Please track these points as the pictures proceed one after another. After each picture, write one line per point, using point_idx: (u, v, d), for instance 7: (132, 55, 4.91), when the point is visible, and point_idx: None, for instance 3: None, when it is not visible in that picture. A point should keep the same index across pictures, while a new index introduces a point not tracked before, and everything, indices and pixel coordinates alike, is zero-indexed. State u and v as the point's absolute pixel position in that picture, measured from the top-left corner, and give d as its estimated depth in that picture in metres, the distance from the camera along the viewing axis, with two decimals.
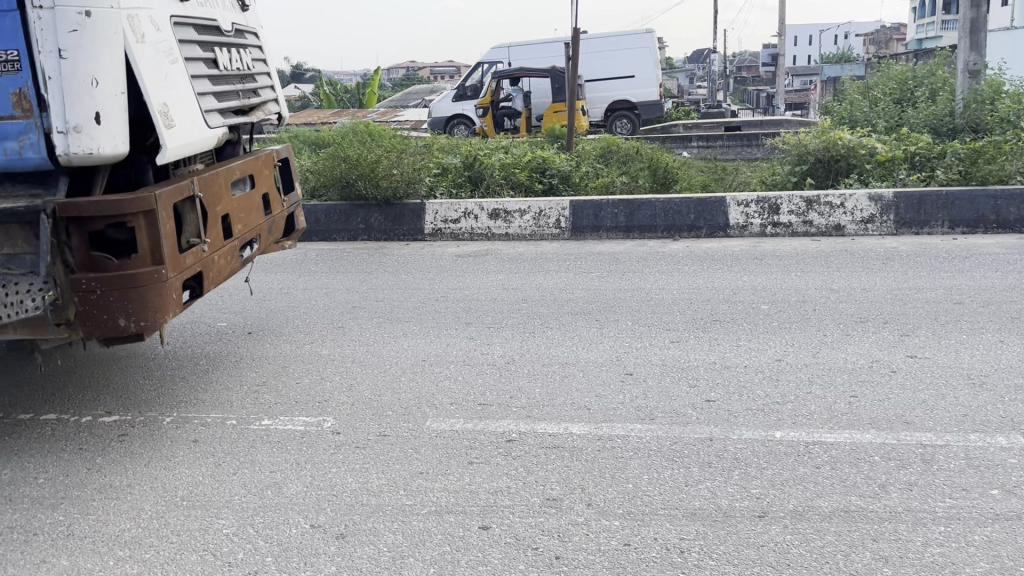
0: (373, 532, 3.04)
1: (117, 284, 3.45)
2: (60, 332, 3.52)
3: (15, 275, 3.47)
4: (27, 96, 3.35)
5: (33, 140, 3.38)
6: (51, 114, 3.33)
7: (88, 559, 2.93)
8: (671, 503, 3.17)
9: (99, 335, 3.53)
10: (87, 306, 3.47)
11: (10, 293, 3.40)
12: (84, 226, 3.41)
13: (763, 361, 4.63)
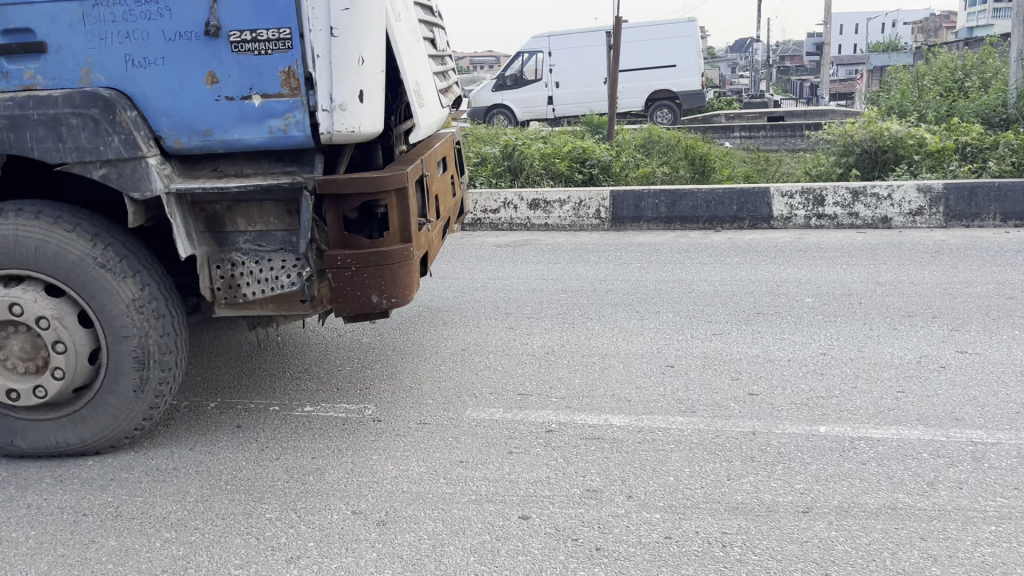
0: (413, 520, 3.06)
1: (370, 262, 3.42)
2: (305, 309, 3.55)
3: (267, 251, 3.50)
4: (295, 74, 3.32)
5: (298, 119, 3.35)
6: (318, 92, 3.33)
7: (135, 540, 2.99)
8: (712, 497, 3.13)
9: (350, 312, 3.50)
10: (341, 283, 3.45)
11: (266, 269, 3.47)
12: (339, 203, 3.41)
13: (808, 355, 4.56)
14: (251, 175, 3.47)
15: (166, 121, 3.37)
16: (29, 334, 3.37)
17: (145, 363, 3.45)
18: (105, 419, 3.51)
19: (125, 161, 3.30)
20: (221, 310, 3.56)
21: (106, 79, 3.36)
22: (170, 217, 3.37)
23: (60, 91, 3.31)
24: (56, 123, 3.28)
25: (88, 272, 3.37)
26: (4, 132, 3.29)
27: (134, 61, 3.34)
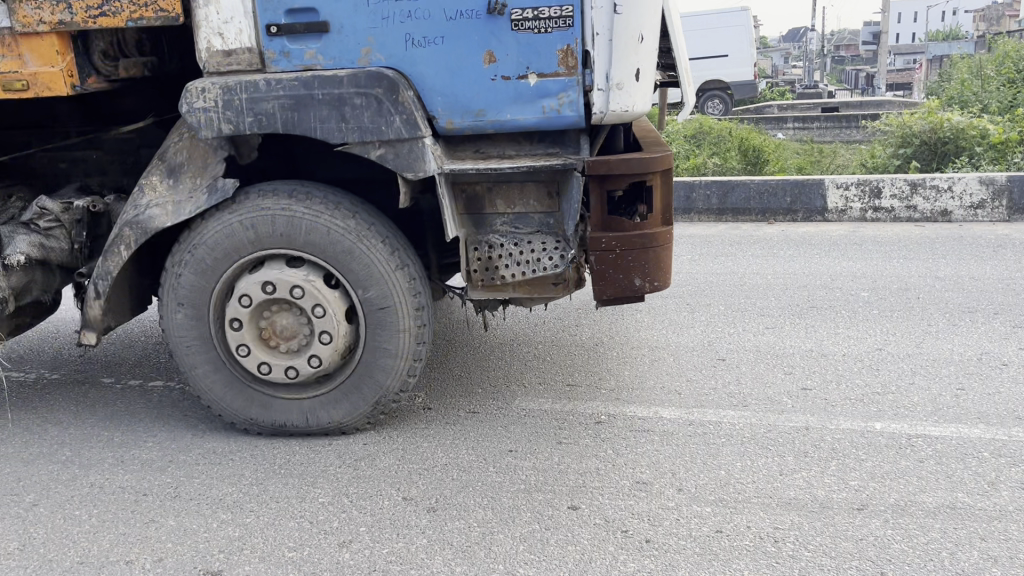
0: (463, 507, 3.08)
1: (638, 243, 3.44)
2: (556, 292, 3.55)
3: (523, 234, 3.51)
4: (574, 53, 3.28)
5: (572, 99, 3.32)
6: (595, 71, 3.29)
7: (193, 521, 3.06)
8: (764, 492, 3.10)
9: (610, 296, 3.51)
10: (604, 267, 3.46)
11: (526, 251, 3.48)
12: (604, 184, 3.38)
13: (863, 350, 4.47)
14: (516, 156, 3.46)
15: (441, 101, 3.38)
16: (292, 341, 3.52)
17: (277, 426, 3.65)
18: (221, 393, 3.65)
19: (404, 141, 3.35)
20: (475, 293, 3.57)
21: (386, 59, 3.36)
22: (441, 198, 3.42)
23: (343, 71, 3.34)
24: (340, 103, 3.33)
25: (373, 391, 3.56)
26: (287, 111, 3.35)
27: (414, 40, 3.33)
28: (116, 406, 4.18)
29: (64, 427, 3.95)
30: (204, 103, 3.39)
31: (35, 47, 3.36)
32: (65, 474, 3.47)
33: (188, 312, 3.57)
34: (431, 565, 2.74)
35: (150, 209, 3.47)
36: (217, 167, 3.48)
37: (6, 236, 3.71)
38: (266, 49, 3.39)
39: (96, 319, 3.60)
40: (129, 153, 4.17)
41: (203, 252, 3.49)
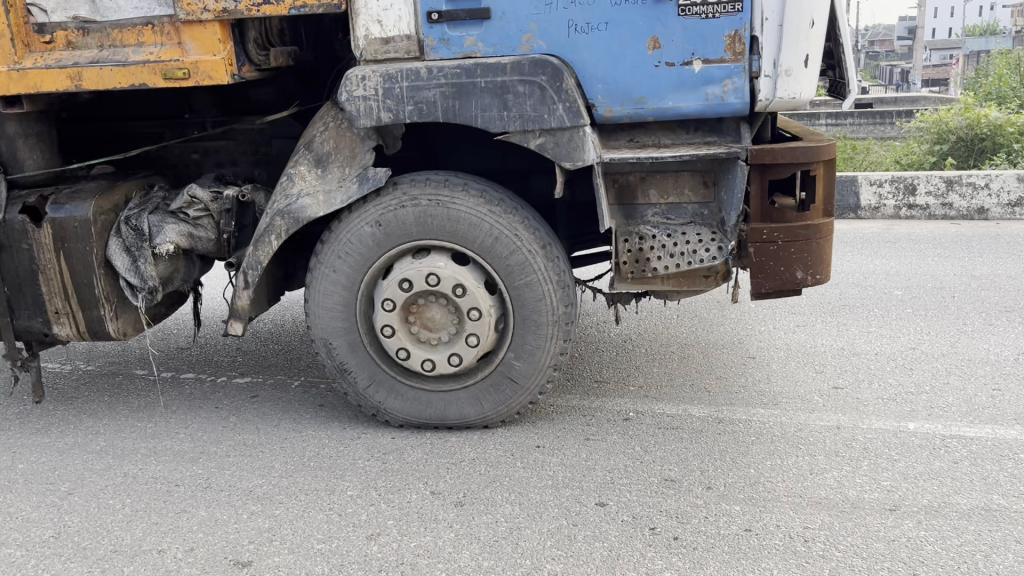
0: (491, 502, 3.08)
1: (800, 236, 3.42)
2: (706, 284, 3.52)
3: (676, 225, 3.47)
4: (741, 38, 3.20)
5: (738, 86, 3.24)
6: (763, 57, 3.21)
7: (224, 512, 3.09)
8: (795, 491, 3.07)
9: (769, 289, 3.49)
10: (764, 258, 3.44)
11: (680, 242, 3.44)
12: (765, 173, 3.35)
13: (896, 349, 4.41)
14: (671, 145, 3.40)
15: (601, 88, 3.32)
16: (422, 332, 3.54)
17: (341, 365, 3.63)
18: (325, 313, 3.60)
19: (565, 130, 3.31)
20: (622, 284, 3.54)
21: (547, 46, 3.30)
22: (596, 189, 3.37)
23: (506, 58, 3.30)
24: (503, 91, 3.30)
25: (433, 417, 3.63)
26: (449, 99, 3.34)
27: (576, 26, 3.27)
28: (148, 398, 4.25)
29: (96, 418, 4.03)
30: (364, 91, 3.39)
31: (197, 36, 3.39)
32: (100, 463, 3.53)
33: (378, 238, 3.48)
34: (458, 559, 2.75)
35: (302, 197, 3.48)
36: (364, 156, 3.48)
37: (154, 225, 3.74)
38: (426, 36, 3.35)
39: (244, 308, 3.62)
40: (263, 144, 4.13)
41: (446, 213, 3.44)
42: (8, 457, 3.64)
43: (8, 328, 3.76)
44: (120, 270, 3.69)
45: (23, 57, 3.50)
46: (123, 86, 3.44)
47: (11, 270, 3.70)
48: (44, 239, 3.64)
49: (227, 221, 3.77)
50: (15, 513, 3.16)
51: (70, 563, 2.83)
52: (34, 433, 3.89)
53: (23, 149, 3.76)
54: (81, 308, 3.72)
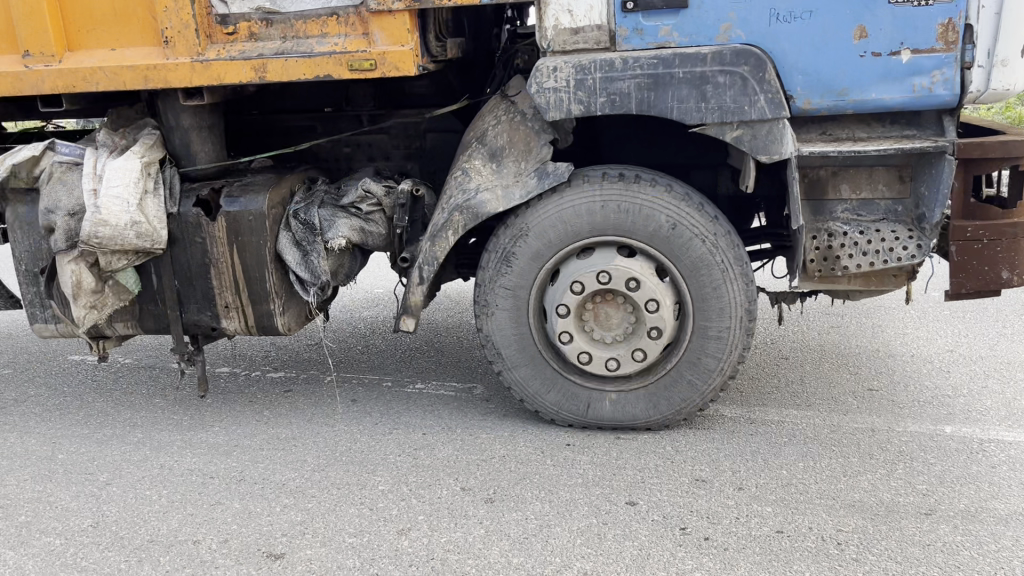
0: (520, 499, 3.09)
1: (1007, 233, 3.26)
2: (896, 283, 3.37)
3: (867, 222, 3.34)
4: (956, 26, 3.05)
5: (949, 77, 3.09)
6: (978, 47, 3.05)
7: (257, 504, 3.14)
8: (827, 493, 3.04)
9: (970, 289, 3.32)
10: (966, 257, 3.29)
11: (872, 239, 3.30)
12: (970, 167, 3.23)
13: (933, 351, 4.35)
14: (869, 139, 3.25)
15: (801, 80, 3.18)
16: (585, 313, 3.46)
17: (508, 255, 3.47)
18: (553, 210, 3.40)
19: (764, 122, 3.18)
20: (806, 283, 3.41)
21: (746, 36, 3.16)
22: (792, 184, 3.21)
23: (705, 48, 3.17)
24: (702, 82, 3.18)
25: (503, 352, 3.57)
26: (645, 91, 3.22)
27: (779, 15, 3.13)
28: (183, 392, 4.32)
29: (135, 410, 4.10)
30: (555, 83, 3.29)
31: (386, 25, 3.33)
32: (138, 455, 3.59)
33: (659, 247, 3.37)
34: (488, 555, 2.76)
35: (481, 193, 3.41)
36: (541, 150, 3.42)
37: (325, 220, 3.71)
38: (619, 26, 3.24)
39: (416, 304, 3.59)
40: (417, 139, 4.14)
41: (723, 275, 3.36)
42: (48, 447, 3.72)
43: (177, 322, 3.74)
44: (291, 265, 3.65)
45: (205, 48, 3.45)
46: (307, 77, 3.40)
47: (183, 264, 3.68)
48: (218, 232, 3.62)
49: (400, 215, 3.70)
50: (55, 502, 3.23)
51: (108, 552, 2.88)
52: (73, 424, 3.96)
53: (195, 141, 3.76)
54: (252, 302, 3.69)
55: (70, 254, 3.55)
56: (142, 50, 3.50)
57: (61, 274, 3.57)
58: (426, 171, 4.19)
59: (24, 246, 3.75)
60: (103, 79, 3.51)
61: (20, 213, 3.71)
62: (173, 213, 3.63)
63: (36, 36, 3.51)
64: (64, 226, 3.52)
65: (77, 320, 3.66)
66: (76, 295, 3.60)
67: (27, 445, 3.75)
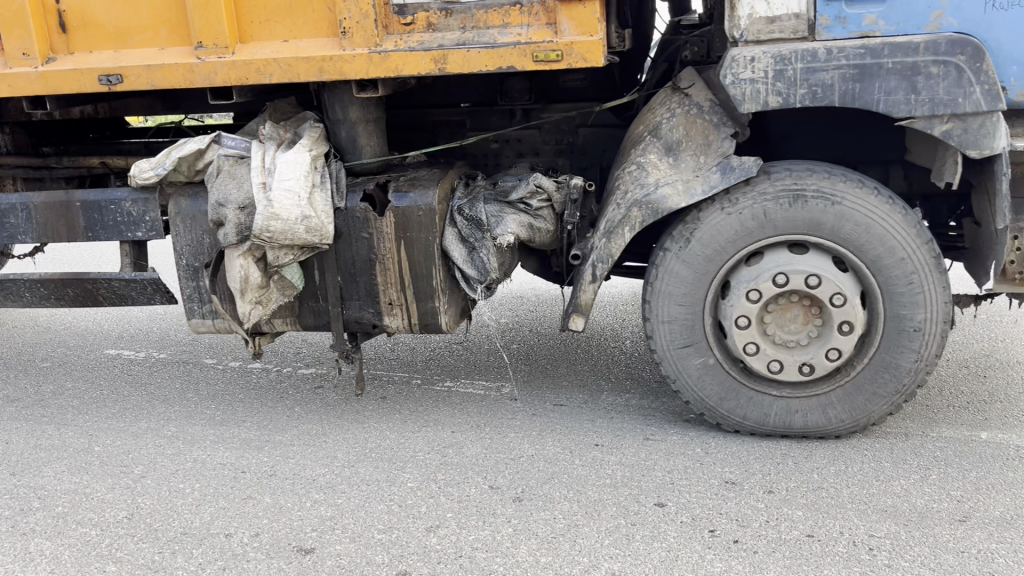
0: (548, 499, 3.09)
1: None
2: None
3: None
4: None
5: None
6: None
7: (288, 499, 3.17)
8: (860, 498, 3.00)
9: None
10: None
11: None
12: None
13: (970, 355, 4.30)
14: None
15: (1016, 70, 3.10)
16: (786, 296, 3.31)
17: (799, 198, 3.25)
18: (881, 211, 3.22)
19: (978, 115, 3.05)
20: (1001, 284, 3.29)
21: (958, 25, 3.07)
22: (1002, 181, 3.11)
23: (916, 37, 3.07)
24: (914, 72, 3.06)
25: (684, 252, 3.36)
26: (850, 82, 3.10)
27: (995, 3, 3.05)
28: (216, 387, 4.38)
29: (169, 404, 4.17)
30: (752, 74, 3.18)
31: (575, 15, 3.21)
32: (172, 448, 3.65)
33: (884, 334, 3.30)
34: (516, 554, 2.77)
35: (661, 187, 3.30)
36: (722, 143, 3.33)
37: (494, 216, 3.56)
38: (820, 14, 3.13)
39: (586, 304, 3.48)
40: (569, 134, 4.09)
41: (889, 390, 3.33)
42: (85, 439, 3.79)
43: (338, 319, 3.67)
44: (457, 261, 3.56)
45: (383, 39, 3.36)
46: (488, 69, 3.29)
47: (347, 259, 3.62)
48: (386, 228, 3.55)
49: (571, 211, 3.55)
50: (92, 494, 3.29)
51: (142, 544, 2.93)
52: (110, 417, 4.04)
53: (362, 136, 3.70)
54: (416, 299, 3.62)
55: (240, 248, 3.47)
56: (317, 41, 3.43)
57: (230, 269, 3.49)
58: (576, 168, 4.13)
59: (184, 240, 3.69)
60: (277, 70, 3.44)
61: (182, 207, 3.66)
62: (342, 208, 3.56)
63: (210, 26, 3.44)
64: (236, 220, 3.45)
65: (242, 316, 3.59)
66: (242, 290, 3.52)
67: (64, 438, 3.81)
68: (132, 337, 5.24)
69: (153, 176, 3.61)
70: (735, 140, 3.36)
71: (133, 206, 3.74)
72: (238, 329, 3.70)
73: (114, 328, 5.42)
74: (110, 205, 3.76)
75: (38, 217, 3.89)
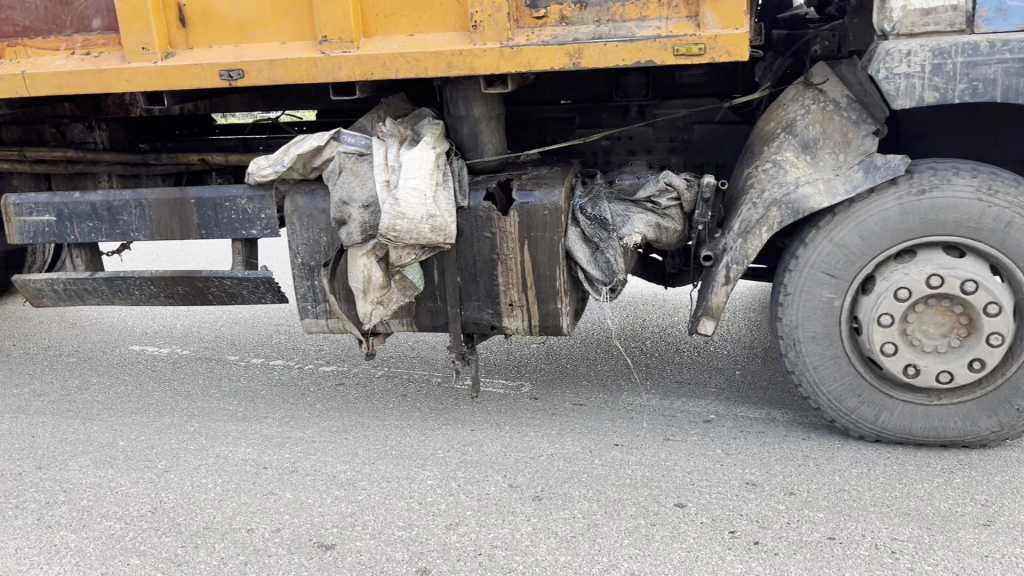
0: (568, 498, 3.09)
1: None
2: None
3: None
4: None
5: None
6: None
7: (309, 495, 3.19)
8: (882, 501, 2.98)
9: None
10: None
11: None
12: None
13: None
14: None
15: None
16: (953, 301, 3.14)
17: None
18: None
19: None
20: None
21: None
22: None
23: None
24: None
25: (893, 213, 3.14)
26: (1013, 77, 2.93)
27: None
28: (238, 383, 4.42)
29: (192, 400, 4.21)
30: (908, 68, 2.99)
31: (718, 5, 3.00)
32: (194, 444, 3.69)
33: (991, 391, 3.19)
34: (535, 552, 2.77)
35: (801, 186, 3.17)
36: (862, 141, 3.18)
37: (620, 215, 3.39)
38: (979, 6, 2.95)
39: (718, 306, 3.35)
40: (683, 130, 3.96)
41: (949, 433, 3.27)
42: (110, 434, 3.84)
43: (457, 320, 3.55)
44: (581, 262, 3.39)
45: (514, 33, 3.16)
46: (626, 63, 3.09)
47: (467, 259, 3.47)
48: (509, 227, 3.39)
49: (702, 211, 3.37)
50: (116, 488, 3.33)
51: (165, 538, 2.96)
52: (134, 413, 4.08)
53: (484, 133, 3.56)
54: (538, 300, 3.46)
55: (364, 248, 3.36)
56: (444, 35, 3.24)
57: (353, 269, 3.37)
58: (690, 165, 4.00)
59: (301, 238, 3.58)
60: (403, 65, 3.25)
61: (299, 204, 3.54)
62: (464, 206, 3.40)
63: (336, 20, 3.24)
64: (360, 219, 3.34)
65: (362, 316, 3.45)
66: (364, 291, 3.39)
67: (89, 433, 3.86)
68: (155, 333, 5.29)
69: (271, 173, 3.53)
70: (877, 138, 3.19)
71: (248, 204, 3.64)
72: (354, 328, 3.62)
73: (137, 324, 5.49)
74: (225, 202, 3.65)
75: (152, 214, 3.74)
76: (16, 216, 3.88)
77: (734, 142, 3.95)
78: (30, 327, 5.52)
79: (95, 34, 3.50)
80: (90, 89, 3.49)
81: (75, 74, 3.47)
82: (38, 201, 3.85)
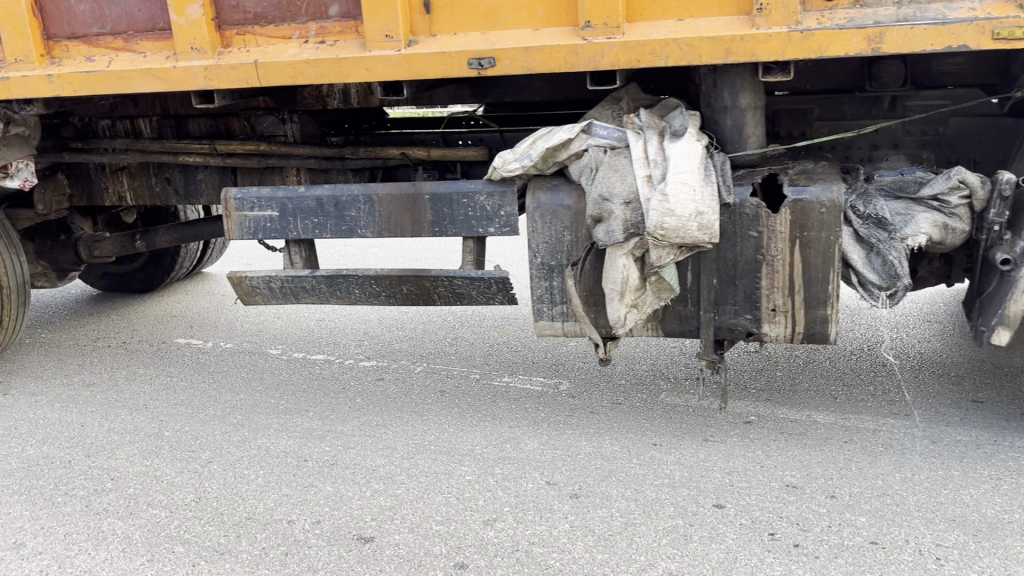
0: (607, 497, 3.09)
1: None
2: None
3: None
4: None
5: None
6: None
7: (348, 488, 3.23)
8: (927, 507, 2.93)
9: None
10: None
11: None
12: None
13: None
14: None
15: None
16: None
17: None
18: None
19: None
20: None
21: None
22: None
23: None
24: None
25: None
26: None
27: None
28: (281, 376, 4.49)
29: (237, 392, 4.28)
30: None
31: None
32: (238, 435, 3.75)
33: None
34: (573, 550, 2.78)
35: None
36: None
37: (903, 216, 3.25)
38: None
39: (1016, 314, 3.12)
40: (938, 123, 3.63)
41: None
42: (157, 425, 3.91)
43: (709, 325, 3.43)
44: (855, 263, 3.26)
45: (802, 17, 2.96)
46: (934, 48, 2.87)
47: (727, 261, 3.34)
48: (779, 226, 3.24)
49: (998, 211, 3.17)
50: (161, 476, 3.40)
51: (209, 527, 3.02)
52: (179, 404, 4.16)
53: (749, 125, 3.39)
54: (806, 306, 3.32)
55: (624, 248, 3.24)
56: (719, 20, 3.06)
57: (612, 269, 3.28)
58: (943, 161, 3.66)
59: (542, 237, 3.50)
60: (675, 52, 3.06)
61: (542, 200, 3.46)
62: (728, 203, 3.23)
63: (602, 4, 3.09)
64: (622, 216, 3.21)
65: (615, 319, 3.35)
66: (622, 292, 3.30)
67: (138, 423, 3.94)
68: (198, 326, 5.38)
69: (518, 168, 3.46)
70: None
71: (488, 199, 3.55)
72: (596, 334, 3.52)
73: (182, 317, 5.59)
74: (461, 198, 3.58)
75: (380, 210, 3.69)
76: (236, 212, 3.85)
77: (990, 138, 3.59)
78: (78, 318, 5.68)
79: (331, 21, 3.40)
80: (327, 79, 3.39)
81: (312, 63, 3.37)
82: (260, 196, 3.82)
